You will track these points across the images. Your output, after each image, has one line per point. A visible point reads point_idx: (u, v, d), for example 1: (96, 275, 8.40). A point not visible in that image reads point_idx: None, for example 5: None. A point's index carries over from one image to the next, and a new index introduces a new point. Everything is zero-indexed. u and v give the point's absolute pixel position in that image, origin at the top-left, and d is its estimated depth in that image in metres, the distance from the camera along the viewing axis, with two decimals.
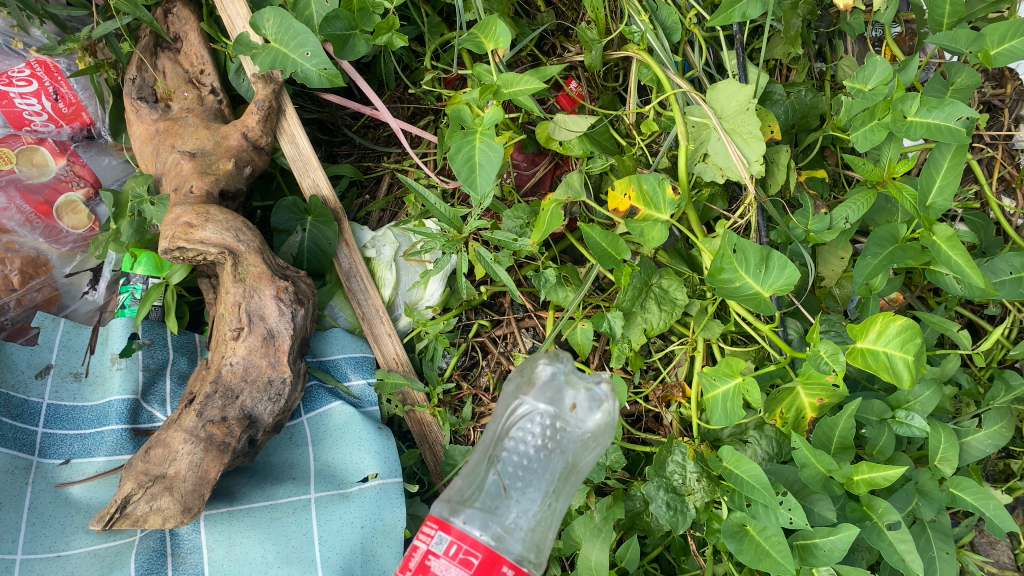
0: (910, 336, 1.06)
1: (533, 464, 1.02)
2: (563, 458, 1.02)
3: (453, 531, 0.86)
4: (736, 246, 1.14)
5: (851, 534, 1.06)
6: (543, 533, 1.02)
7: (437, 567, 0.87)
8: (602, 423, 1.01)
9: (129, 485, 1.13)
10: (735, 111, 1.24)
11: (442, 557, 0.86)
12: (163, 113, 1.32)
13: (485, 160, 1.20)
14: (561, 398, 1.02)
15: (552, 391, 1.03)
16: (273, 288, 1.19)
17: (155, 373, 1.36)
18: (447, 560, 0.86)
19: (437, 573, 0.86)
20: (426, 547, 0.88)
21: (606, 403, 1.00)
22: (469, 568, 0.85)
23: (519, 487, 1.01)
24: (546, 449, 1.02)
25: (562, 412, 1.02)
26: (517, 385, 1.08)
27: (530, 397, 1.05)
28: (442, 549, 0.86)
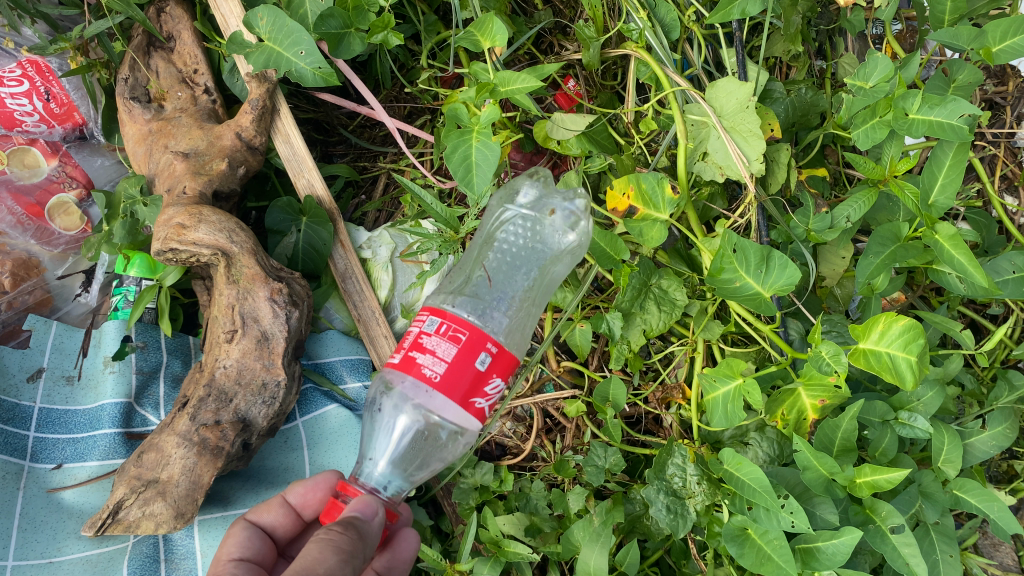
0: (913, 337, 1.04)
1: (519, 265, 1.22)
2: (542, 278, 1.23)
3: (448, 313, 0.99)
4: (736, 246, 1.13)
5: (854, 538, 1.05)
6: (525, 323, 1.22)
7: (429, 344, 0.99)
8: (573, 240, 1.20)
9: (122, 490, 1.13)
10: (735, 109, 1.22)
11: (435, 333, 0.99)
12: (156, 113, 1.31)
13: (481, 159, 1.18)
14: (542, 207, 1.23)
15: (535, 207, 1.24)
16: (267, 290, 1.17)
17: (148, 377, 1.35)
18: (439, 332, 0.98)
19: (428, 348, 0.99)
20: (422, 329, 1.00)
21: (581, 221, 1.20)
22: (457, 343, 0.97)
23: (501, 277, 1.22)
24: (529, 248, 1.22)
25: (536, 223, 1.23)
26: (501, 198, 1.27)
27: (511, 210, 1.25)
28: (435, 328, 0.99)
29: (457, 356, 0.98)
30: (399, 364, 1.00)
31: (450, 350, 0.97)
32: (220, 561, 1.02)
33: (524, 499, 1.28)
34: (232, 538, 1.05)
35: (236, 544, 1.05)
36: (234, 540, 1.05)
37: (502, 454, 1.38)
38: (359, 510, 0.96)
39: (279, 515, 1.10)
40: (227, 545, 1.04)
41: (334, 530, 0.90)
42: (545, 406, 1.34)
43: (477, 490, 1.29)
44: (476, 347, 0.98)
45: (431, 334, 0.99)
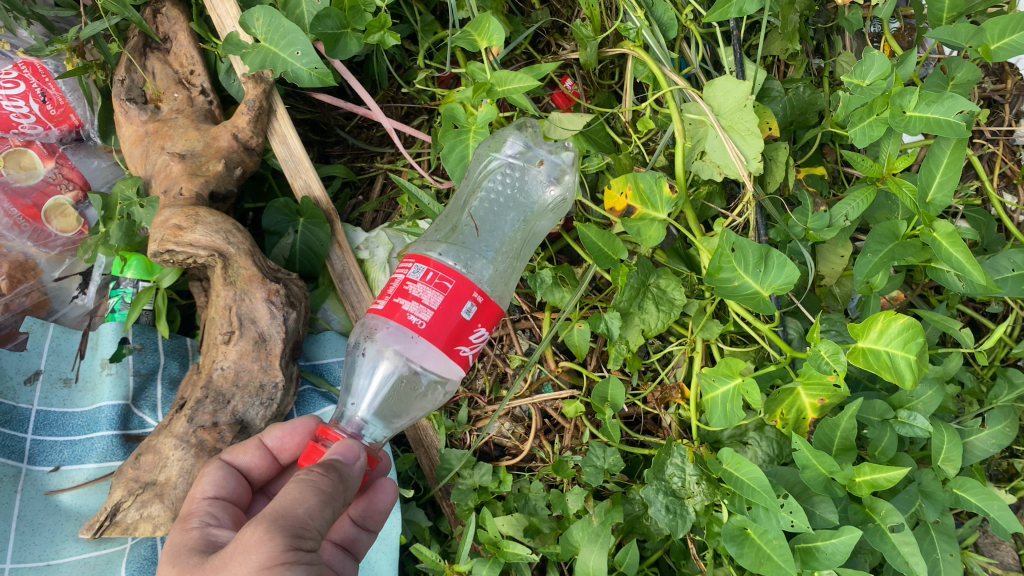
0: (912, 335, 1.04)
1: (508, 216, 1.25)
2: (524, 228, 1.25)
3: (434, 261, 1.01)
4: (734, 245, 1.12)
5: (854, 537, 1.04)
6: (508, 274, 1.25)
7: (414, 291, 1.01)
8: (556, 193, 1.24)
9: (120, 492, 1.14)
10: (733, 108, 1.22)
11: (419, 280, 1.01)
12: (152, 114, 1.30)
13: None
14: (530, 158, 1.26)
15: (522, 152, 1.27)
16: (264, 291, 1.17)
17: (146, 379, 1.35)
18: (423, 279, 1.00)
19: (413, 295, 1.00)
20: (409, 277, 1.02)
21: (564, 178, 1.23)
22: (444, 291, 1.00)
23: (486, 224, 1.25)
24: (514, 198, 1.25)
25: (523, 170, 1.26)
26: (487, 149, 1.28)
27: (498, 157, 1.27)
28: (420, 275, 1.01)
29: (442, 304, 1.00)
30: (382, 308, 1.02)
31: (437, 297, 0.99)
32: (195, 498, 0.99)
33: (522, 500, 1.27)
34: (208, 476, 1.02)
35: (211, 482, 1.02)
36: (209, 478, 1.02)
37: (501, 455, 1.38)
38: (341, 454, 0.95)
39: (256, 457, 1.08)
40: (202, 481, 1.01)
41: (317, 470, 0.89)
42: (544, 407, 1.33)
43: (476, 491, 1.29)
44: (462, 295, 1.00)
45: (414, 278, 1.01)
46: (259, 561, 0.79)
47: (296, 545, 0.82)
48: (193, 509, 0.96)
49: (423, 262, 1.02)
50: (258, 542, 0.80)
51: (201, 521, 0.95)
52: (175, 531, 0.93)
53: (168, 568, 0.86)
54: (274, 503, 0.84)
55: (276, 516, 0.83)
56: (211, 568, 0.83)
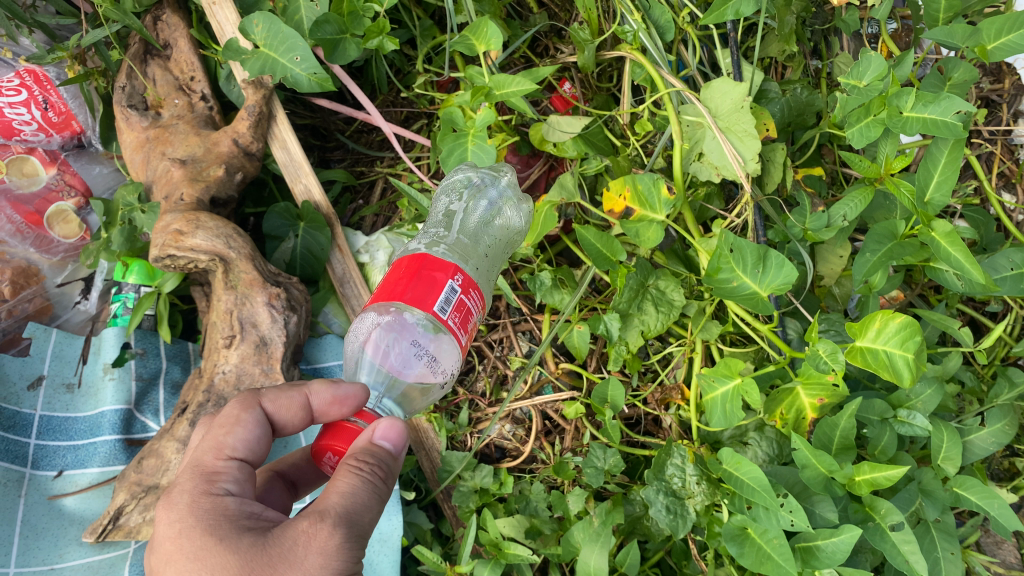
0: (910, 334, 1.04)
1: (485, 227, 1.17)
2: (503, 239, 1.19)
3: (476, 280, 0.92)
4: (733, 246, 1.13)
5: (854, 536, 1.05)
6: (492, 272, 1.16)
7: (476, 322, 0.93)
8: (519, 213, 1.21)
9: (123, 496, 1.15)
10: (730, 110, 1.23)
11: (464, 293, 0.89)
12: (153, 121, 1.31)
13: (477, 161, 1.21)
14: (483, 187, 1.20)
15: (468, 191, 1.19)
16: (265, 295, 1.18)
17: (148, 384, 1.35)
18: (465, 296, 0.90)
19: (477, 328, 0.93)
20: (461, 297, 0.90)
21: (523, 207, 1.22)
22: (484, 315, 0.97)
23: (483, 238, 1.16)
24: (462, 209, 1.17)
25: (500, 197, 1.20)
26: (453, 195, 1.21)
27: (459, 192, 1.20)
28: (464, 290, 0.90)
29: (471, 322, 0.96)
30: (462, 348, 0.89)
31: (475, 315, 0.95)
32: (221, 453, 0.84)
33: (524, 501, 1.28)
34: (241, 429, 0.86)
35: (244, 438, 0.86)
36: (240, 430, 0.86)
37: (502, 457, 1.38)
38: (391, 444, 0.84)
39: (297, 416, 0.93)
40: (234, 435, 0.85)
41: (365, 460, 0.81)
42: (544, 408, 1.34)
43: (477, 493, 1.29)
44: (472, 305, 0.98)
45: (477, 312, 0.92)
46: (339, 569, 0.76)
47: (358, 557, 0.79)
48: (221, 471, 0.82)
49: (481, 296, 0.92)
50: (337, 554, 0.76)
51: (225, 488, 0.80)
52: (199, 491, 0.79)
53: (213, 542, 0.75)
54: (336, 500, 0.78)
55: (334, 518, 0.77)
56: (272, 558, 0.75)
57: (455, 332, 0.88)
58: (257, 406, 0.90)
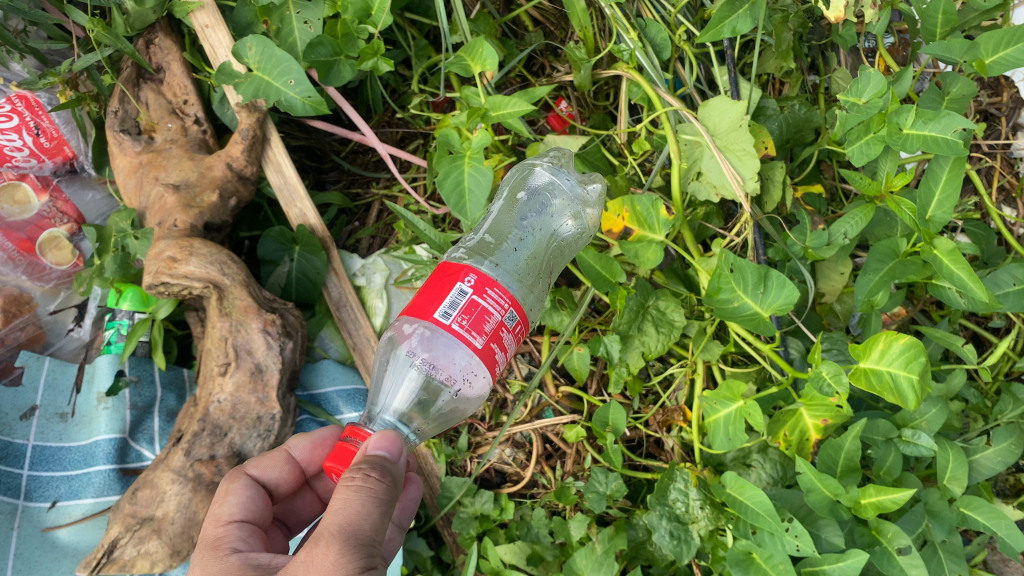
0: (914, 355, 1.03)
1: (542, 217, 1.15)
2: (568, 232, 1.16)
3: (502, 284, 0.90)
4: (733, 265, 1.13)
5: (861, 561, 1.03)
6: (534, 286, 1.11)
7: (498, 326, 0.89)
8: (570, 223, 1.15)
9: (117, 528, 1.13)
10: (728, 128, 1.21)
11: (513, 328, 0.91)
12: (146, 145, 1.30)
13: (474, 184, 1.17)
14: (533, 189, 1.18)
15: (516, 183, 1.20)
16: (260, 322, 1.17)
17: (142, 412, 1.34)
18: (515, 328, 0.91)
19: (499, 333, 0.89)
20: (498, 320, 0.89)
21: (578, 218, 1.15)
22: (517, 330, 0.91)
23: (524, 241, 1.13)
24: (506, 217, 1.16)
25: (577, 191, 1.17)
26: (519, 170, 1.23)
27: (537, 179, 1.19)
28: (513, 322, 0.91)
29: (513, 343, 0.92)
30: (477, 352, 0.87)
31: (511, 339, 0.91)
32: (220, 521, 0.90)
33: (525, 528, 1.26)
34: (233, 496, 0.93)
35: (238, 503, 0.92)
36: (233, 498, 0.93)
37: (502, 482, 1.35)
38: (386, 451, 0.86)
39: (283, 470, 1.01)
40: (228, 502, 0.92)
41: (377, 472, 0.82)
42: (545, 432, 1.32)
43: (478, 519, 1.27)
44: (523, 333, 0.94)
45: (500, 313, 0.90)
46: None
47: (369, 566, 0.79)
48: (226, 534, 0.87)
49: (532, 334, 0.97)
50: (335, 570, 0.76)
51: (231, 547, 0.86)
52: (206, 558, 0.85)
53: None
54: (337, 519, 0.79)
55: (345, 535, 0.78)
56: None
57: (467, 334, 0.87)
58: (242, 476, 0.97)
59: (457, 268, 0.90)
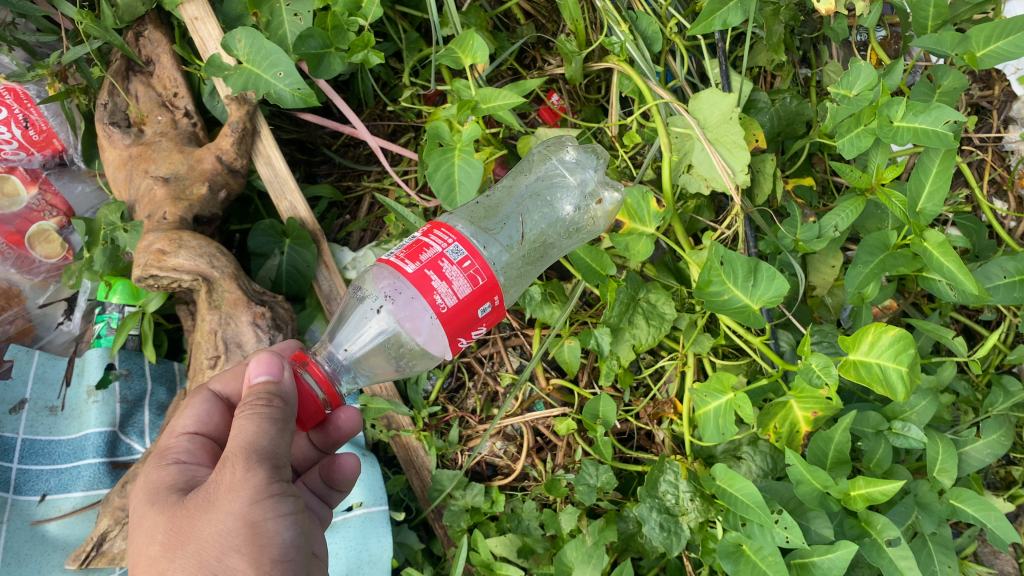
0: (903, 347, 1.03)
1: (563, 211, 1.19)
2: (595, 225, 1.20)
3: (474, 245, 0.92)
4: (723, 259, 1.14)
5: (850, 552, 1.04)
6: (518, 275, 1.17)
7: (445, 269, 0.90)
8: (581, 213, 1.19)
9: (106, 522, 1.11)
10: (718, 121, 1.21)
11: (457, 264, 0.90)
12: (136, 138, 1.29)
13: (464, 176, 1.17)
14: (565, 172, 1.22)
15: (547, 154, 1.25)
16: (249, 315, 1.17)
17: (132, 406, 1.34)
18: (461, 265, 0.91)
19: (444, 275, 0.90)
20: (442, 252, 0.91)
21: (592, 203, 1.19)
22: (474, 285, 0.91)
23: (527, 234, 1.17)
24: (510, 191, 1.22)
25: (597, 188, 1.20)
26: (545, 144, 1.27)
27: (558, 162, 1.23)
28: (459, 259, 0.91)
29: (468, 296, 0.91)
30: (410, 278, 0.89)
31: (465, 288, 0.90)
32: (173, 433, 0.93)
33: (516, 520, 1.26)
34: (189, 410, 0.95)
35: (192, 417, 0.95)
36: (187, 414, 0.95)
37: (493, 475, 1.35)
38: (268, 374, 0.89)
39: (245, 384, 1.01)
40: (183, 415, 0.94)
41: (264, 398, 0.86)
42: (536, 425, 1.32)
43: (468, 512, 1.27)
44: (485, 294, 0.93)
45: (443, 247, 0.91)
46: (250, 495, 0.79)
47: (275, 480, 0.82)
48: (172, 445, 0.91)
49: (498, 294, 0.94)
50: (242, 485, 0.79)
51: (177, 458, 0.89)
52: (151, 469, 0.88)
53: (149, 507, 0.83)
54: (238, 440, 0.81)
55: (253, 451, 0.81)
56: (193, 509, 0.80)
57: (401, 262, 0.90)
58: (202, 392, 0.99)
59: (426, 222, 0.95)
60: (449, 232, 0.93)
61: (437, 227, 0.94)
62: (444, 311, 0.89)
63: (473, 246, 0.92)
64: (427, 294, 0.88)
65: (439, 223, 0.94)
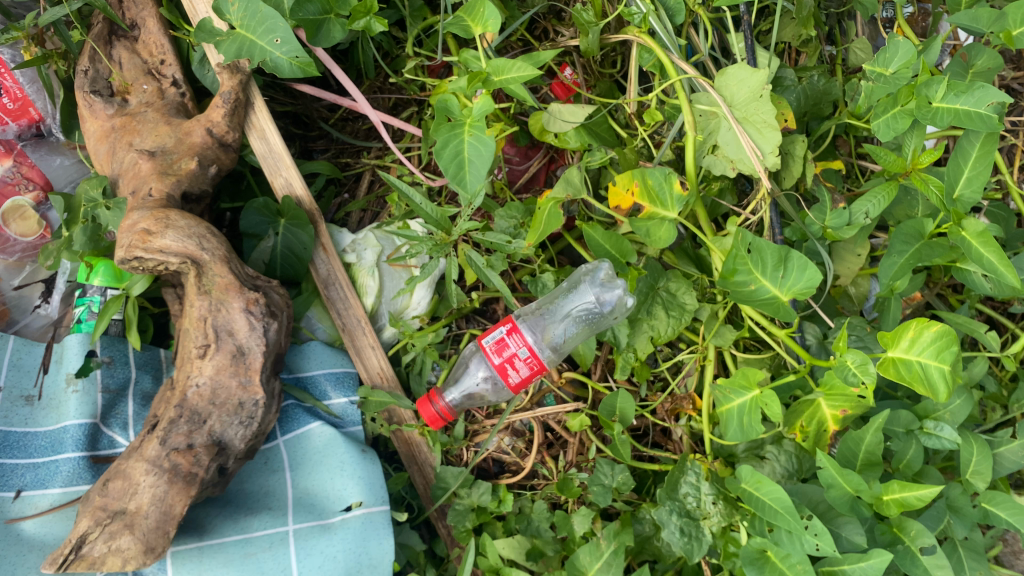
0: (946, 344, 0.96)
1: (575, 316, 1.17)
2: (600, 316, 1.16)
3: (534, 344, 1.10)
4: (751, 246, 1.06)
5: (884, 561, 0.97)
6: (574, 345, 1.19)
7: (508, 364, 1.10)
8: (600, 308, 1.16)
9: (85, 523, 1.02)
10: (746, 98, 1.12)
11: (522, 361, 1.10)
12: (119, 108, 1.20)
13: (475, 154, 1.08)
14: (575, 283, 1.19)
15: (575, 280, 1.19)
16: (242, 301, 1.09)
17: (115, 395, 1.24)
18: (522, 359, 1.10)
19: (506, 369, 1.10)
20: (514, 351, 1.10)
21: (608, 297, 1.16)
22: (529, 373, 1.11)
23: (563, 323, 1.17)
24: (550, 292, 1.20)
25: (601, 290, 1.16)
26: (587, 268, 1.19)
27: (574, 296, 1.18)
28: (525, 355, 1.10)
29: (525, 378, 1.11)
30: (492, 366, 1.11)
31: (524, 373, 1.11)
32: None
33: (524, 521, 1.19)
34: None
35: None
36: None
37: (500, 472, 1.28)
38: None
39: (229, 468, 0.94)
40: None
41: None
42: (547, 420, 1.24)
43: (474, 511, 1.19)
44: (536, 373, 1.12)
45: (517, 346, 1.10)
46: None
47: None
48: None
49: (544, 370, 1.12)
50: None
51: None
52: None
53: None
54: None
55: None
56: None
57: (488, 353, 1.11)
58: None
59: (507, 319, 1.13)
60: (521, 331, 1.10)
61: (516, 325, 1.12)
62: (512, 381, 1.12)
63: (530, 344, 1.10)
64: (498, 369, 1.11)
65: (513, 322, 1.12)
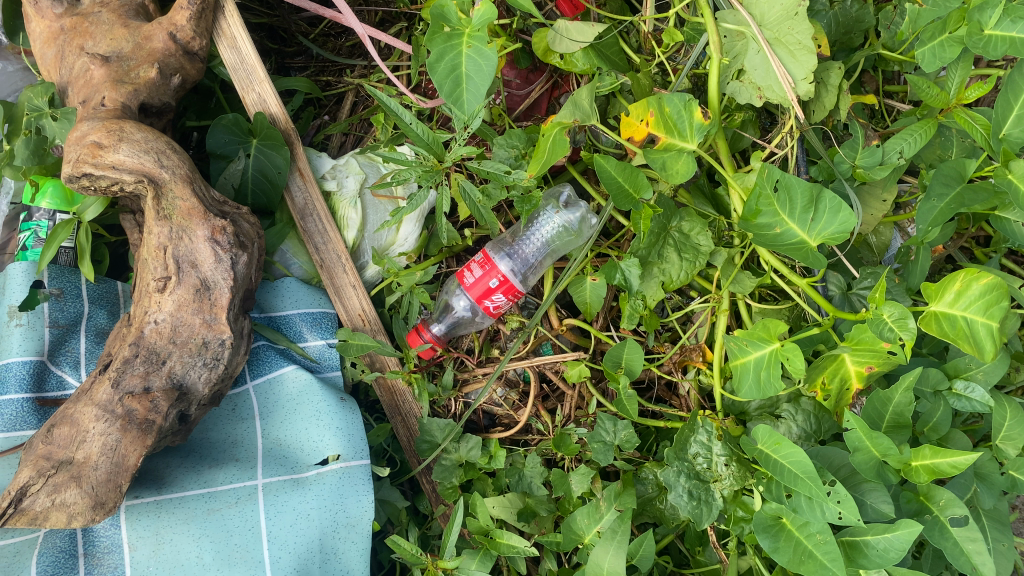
0: (997, 298, 0.87)
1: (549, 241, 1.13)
2: (573, 240, 1.13)
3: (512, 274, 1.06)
4: (778, 183, 0.94)
5: (913, 532, 0.88)
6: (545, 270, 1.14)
7: (486, 293, 1.07)
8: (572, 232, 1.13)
9: (27, 473, 0.91)
10: (779, 17, 0.99)
11: (497, 289, 1.06)
12: (70, 7, 1.05)
13: (473, 70, 0.96)
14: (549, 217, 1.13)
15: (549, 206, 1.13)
16: (207, 229, 0.96)
17: (65, 331, 1.12)
18: (499, 287, 1.06)
19: (485, 297, 1.07)
20: (489, 284, 1.06)
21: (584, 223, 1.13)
22: (507, 297, 1.07)
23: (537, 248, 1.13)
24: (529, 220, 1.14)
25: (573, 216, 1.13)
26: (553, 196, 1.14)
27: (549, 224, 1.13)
28: (501, 285, 1.06)
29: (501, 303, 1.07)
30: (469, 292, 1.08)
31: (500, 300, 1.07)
32: None
33: (516, 476, 1.09)
34: None
35: None
36: None
37: (491, 425, 1.19)
38: None
39: None
40: None
41: None
42: (543, 370, 1.15)
43: (462, 467, 1.09)
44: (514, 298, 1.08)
45: (493, 276, 1.05)
46: None
47: None
48: None
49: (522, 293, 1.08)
50: None
51: None
52: None
53: None
54: None
55: None
56: None
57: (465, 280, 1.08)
58: None
59: (485, 259, 1.07)
60: (498, 266, 1.06)
61: (495, 262, 1.06)
62: (496, 312, 1.09)
63: (511, 285, 1.06)
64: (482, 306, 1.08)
65: (488, 257, 1.06)
